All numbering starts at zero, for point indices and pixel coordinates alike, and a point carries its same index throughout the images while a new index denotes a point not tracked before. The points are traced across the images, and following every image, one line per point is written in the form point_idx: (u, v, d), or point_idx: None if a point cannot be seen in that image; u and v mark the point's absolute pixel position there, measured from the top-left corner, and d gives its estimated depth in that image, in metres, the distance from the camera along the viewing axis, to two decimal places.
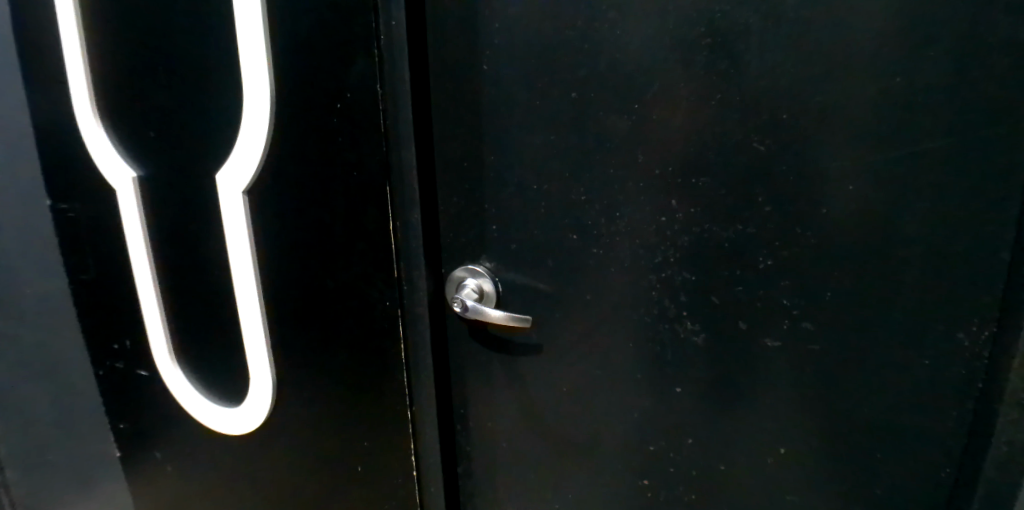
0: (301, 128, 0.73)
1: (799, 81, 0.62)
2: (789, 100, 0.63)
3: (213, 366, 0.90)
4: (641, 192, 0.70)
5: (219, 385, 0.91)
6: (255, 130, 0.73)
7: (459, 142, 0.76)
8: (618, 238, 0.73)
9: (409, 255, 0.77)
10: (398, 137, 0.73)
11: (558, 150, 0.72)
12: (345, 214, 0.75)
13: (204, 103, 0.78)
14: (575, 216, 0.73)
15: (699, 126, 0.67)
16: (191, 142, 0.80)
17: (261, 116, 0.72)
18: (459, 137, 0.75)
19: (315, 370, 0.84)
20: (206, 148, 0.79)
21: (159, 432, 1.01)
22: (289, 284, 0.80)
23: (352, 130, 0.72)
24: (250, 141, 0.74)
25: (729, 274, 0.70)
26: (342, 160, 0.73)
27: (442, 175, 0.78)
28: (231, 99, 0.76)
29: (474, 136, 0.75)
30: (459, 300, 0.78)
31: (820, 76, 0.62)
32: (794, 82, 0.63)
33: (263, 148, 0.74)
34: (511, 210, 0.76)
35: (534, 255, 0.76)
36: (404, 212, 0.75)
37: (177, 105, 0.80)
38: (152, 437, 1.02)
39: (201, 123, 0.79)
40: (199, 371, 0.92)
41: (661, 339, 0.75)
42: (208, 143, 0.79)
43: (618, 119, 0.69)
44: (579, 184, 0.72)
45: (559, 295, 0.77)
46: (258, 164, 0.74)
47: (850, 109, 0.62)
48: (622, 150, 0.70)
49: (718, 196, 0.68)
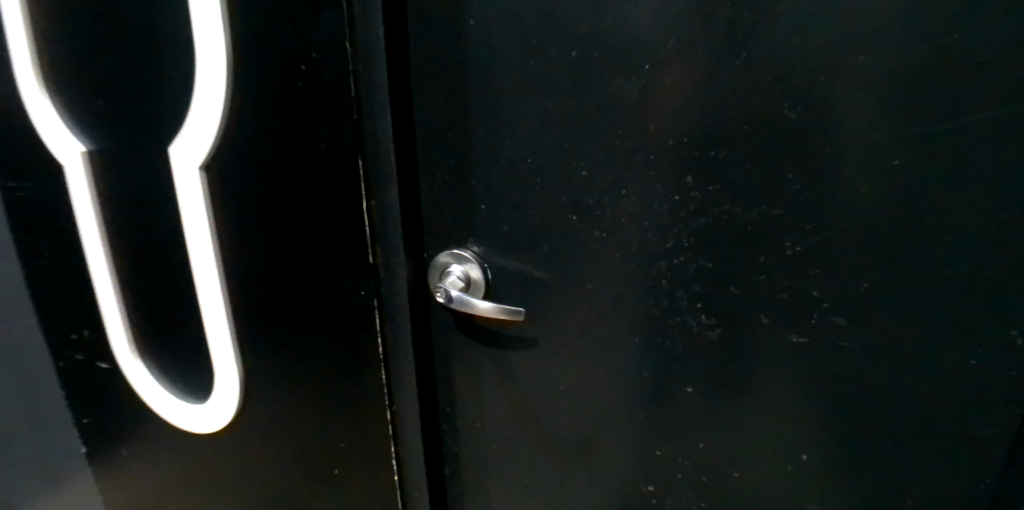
0: (263, 94, 0.62)
1: (841, 36, 0.53)
2: (824, 60, 0.54)
3: (178, 360, 0.82)
4: (650, 167, 0.61)
5: (184, 381, 0.83)
6: (210, 100, 0.61)
7: (444, 111, 0.67)
8: (623, 220, 0.63)
9: (385, 239, 0.69)
10: (372, 107, 0.65)
11: (555, 118, 0.63)
12: (315, 194, 0.66)
13: (156, 67, 0.69)
14: (574, 194, 0.64)
15: (720, 90, 0.57)
16: (143, 111, 0.71)
17: (216, 84, 0.61)
18: (443, 106, 0.66)
19: (287, 370, 0.75)
20: (159, 118, 0.70)
21: (124, 429, 0.93)
22: (255, 275, 0.71)
23: (320, 97, 0.63)
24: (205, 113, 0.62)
25: (750, 262, 0.61)
26: (309, 134, 0.64)
27: (424, 149, 0.69)
28: (184, 62, 0.67)
29: (459, 104, 0.66)
30: (443, 290, 0.68)
31: (863, 32, 0.52)
32: (834, 38, 0.53)
33: (220, 120, 0.63)
34: (502, 187, 0.67)
35: (527, 238, 0.68)
36: (380, 191, 0.68)
37: (126, 69, 0.71)
38: (119, 433, 0.94)
39: (155, 89, 0.70)
40: (163, 365, 0.84)
41: (671, 335, 0.66)
42: (162, 112, 0.70)
43: (624, 83, 0.59)
44: (578, 159, 0.63)
45: (556, 284, 0.69)
46: (215, 139, 0.63)
47: (897, 70, 0.52)
48: (629, 119, 0.60)
49: (739, 172, 0.59)
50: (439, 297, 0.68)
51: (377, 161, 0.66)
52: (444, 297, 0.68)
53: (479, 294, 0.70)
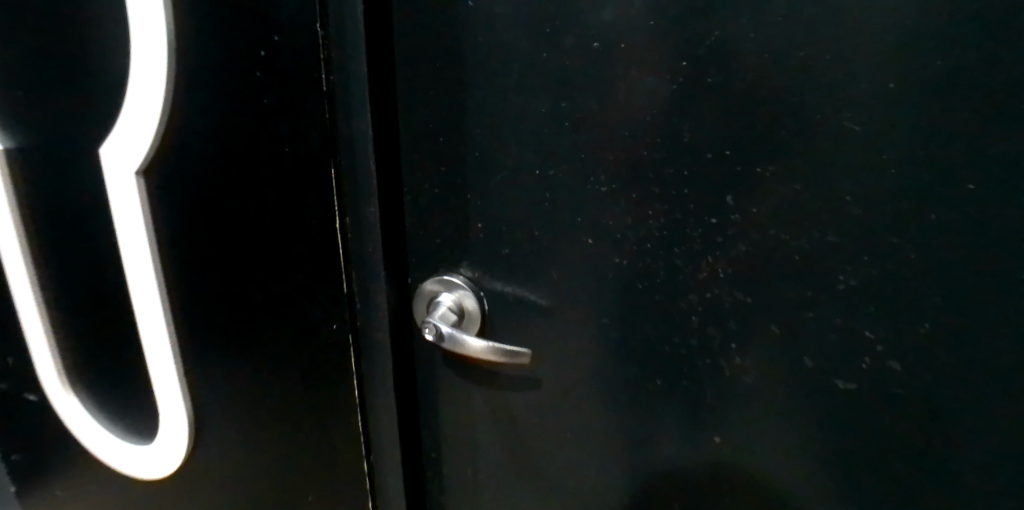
0: (215, 84, 0.51)
1: (932, 28, 0.42)
2: (908, 61, 0.43)
3: (118, 395, 0.70)
4: (684, 183, 0.50)
5: (127, 419, 0.71)
6: (149, 94, 0.51)
7: (434, 111, 0.54)
8: (651, 246, 0.53)
9: (363, 264, 0.57)
10: (348, 105, 0.52)
11: (571, 123, 0.51)
12: (276, 208, 0.55)
13: (76, 48, 0.55)
14: (591, 213, 0.53)
15: (774, 93, 0.46)
16: (64, 103, 0.58)
17: (156, 74, 0.50)
18: (433, 104, 0.54)
19: (242, 408, 0.65)
20: (82, 113, 0.57)
21: (54, 470, 0.80)
22: (206, 298, 0.60)
23: (284, 90, 0.51)
24: (142, 109, 0.52)
25: (797, 296, 0.51)
26: (269, 134, 0.52)
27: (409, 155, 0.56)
28: (109, 41, 0.53)
29: (452, 102, 0.53)
30: (434, 324, 0.56)
31: (963, 26, 0.41)
32: (922, 32, 0.42)
33: (160, 118, 0.52)
34: (503, 203, 0.55)
35: (533, 264, 0.57)
36: (357, 207, 0.55)
37: (38, 50, 0.57)
38: (48, 474, 0.81)
39: (77, 76, 0.56)
40: (102, 399, 0.72)
41: (700, 378, 0.56)
42: (87, 105, 0.57)
43: (658, 82, 0.48)
44: (598, 172, 0.52)
45: (567, 318, 0.58)
46: (154, 141, 0.53)
47: (1004, 74, 0.41)
48: (663, 126, 0.49)
49: (791, 191, 0.49)
50: (429, 333, 0.56)
51: (353, 171, 0.54)
52: (435, 334, 0.56)
53: (473, 329, 0.60)
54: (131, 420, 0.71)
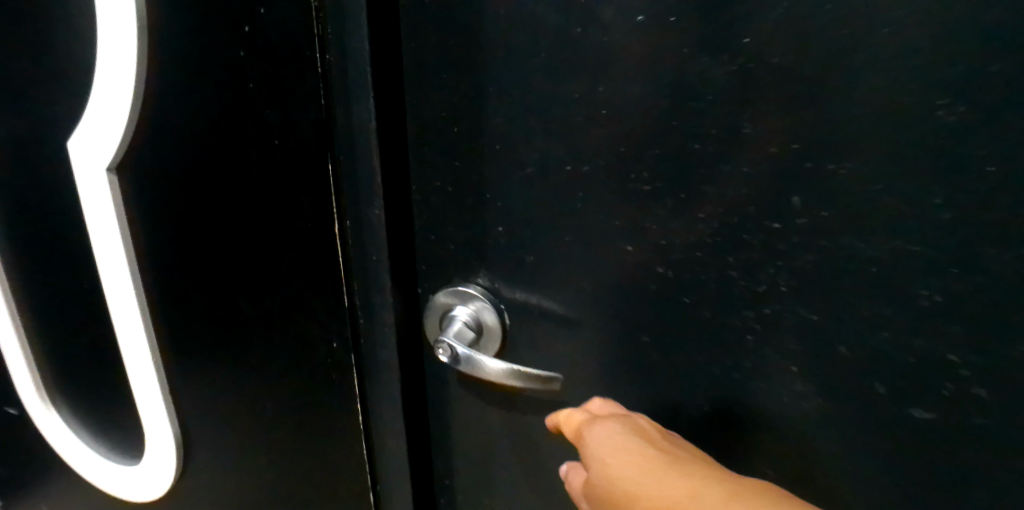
0: (193, 67, 0.44)
1: None
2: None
3: (102, 410, 0.64)
4: (743, 182, 0.42)
5: (114, 436, 0.65)
6: (119, 80, 0.44)
7: (445, 97, 0.46)
8: (701, 255, 0.45)
9: (366, 275, 0.50)
10: (347, 90, 0.44)
11: (608, 111, 0.43)
12: (266, 210, 0.48)
13: (25, 26, 0.47)
14: (631, 216, 0.46)
15: (859, 72, 0.37)
16: (19, 91, 0.50)
17: (127, 57, 0.43)
18: (444, 89, 0.46)
19: (235, 427, 0.59)
20: (40, 99, 0.49)
21: (36, 488, 0.73)
22: (191, 308, 0.54)
23: (273, 75, 0.43)
24: (111, 97, 0.45)
25: (872, 314, 0.43)
26: (256, 126, 0.45)
27: (418, 149, 0.48)
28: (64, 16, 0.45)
29: (466, 86, 0.45)
30: (449, 342, 0.49)
31: None
32: None
33: (133, 108, 0.45)
34: (526, 203, 0.48)
35: (561, 273, 0.49)
36: (358, 210, 0.47)
37: None
38: (29, 492, 0.74)
39: (30, 56, 0.48)
40: (86, 415, 0.65)
41: (753, 404, 0.49)
42: (44, 92, 0.49)
43: (713, 61, 0.40)
44: (638, 168, 0.44)
45: (601, 333, 0.50)
46: (126, 133, 0.46)
47: None
48: (717, 114, 0.41)
49: (871, 191, 0.40)
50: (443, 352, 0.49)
51: (354, 168, 0.46)
52: (449, 354, 0.49)
53: (492, 345, 0.53)
54: (116, 438, 0.65)
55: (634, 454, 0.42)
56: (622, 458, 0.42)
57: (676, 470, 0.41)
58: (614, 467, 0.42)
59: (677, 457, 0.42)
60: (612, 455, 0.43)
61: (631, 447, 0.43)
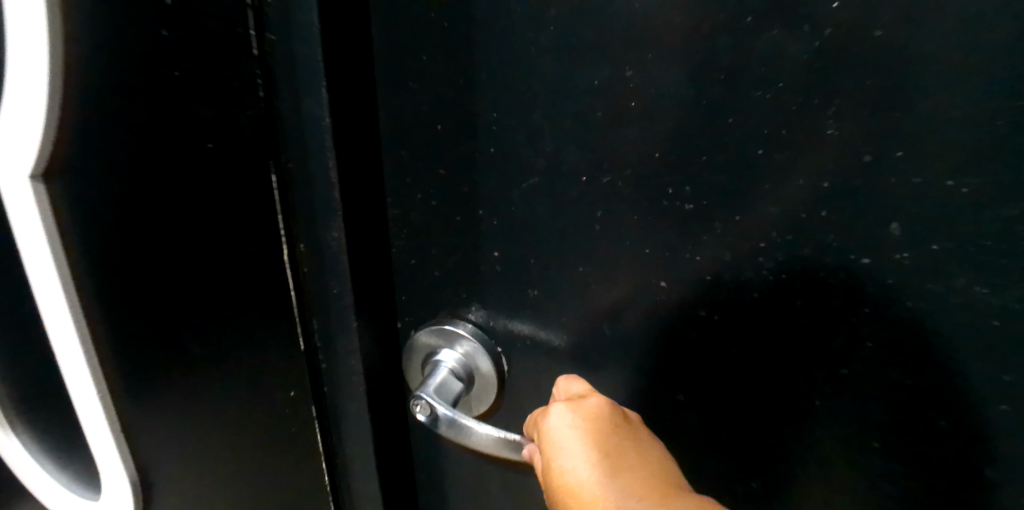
0: (110, 53, 0.34)
1: None
2: None
3: (57, 441, 0.56)
4: (820, 202, 0.31)
5: (78, 469, 0.56)
6: (28, 66, 0.34)
7: (426, 86, 0.36)
8: (758, 296, 0.34)
9: (329, 313, 0.41)
10: (294, 78, 0.34)
11: (636, 104, 0.32)
12: (202, 232, 0.39)
13: None
14: (665, 243, 0.35)
15: (1001, 51, 0.26)
16: None
17: (35, 36, 0.33)
18: (423, 77, 0.36)
19: (201, 470, 0.50)
20: None
21: None
22: (138, 343, 0.45)
23: (199, 64, 0.34)
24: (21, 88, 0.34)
25: (991, 384, 0.31)
26: (185, 126, 0.35)
27: (392, 152, 0.38)
28: None
29: (451, 71, 0.35)
30: (428, 399, 0.40)
31: None
32: None
33: (50, 103, 0.35)
34: (530, 222, 0.37)
35: (573, 310, 0.39)
36: (314, 230, 0.38)
37: None
38: None
39: None
40: (48, 442, 0.57)
41: (816, 483, 0.38)
42: None
43: (784, 36, 0.28)
44: (674, 181, 0.33)
45: (624, 385, 0.40)
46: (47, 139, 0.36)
47: None
48: (787, 110, 0.30)
49: (1006, 217, 0.28)
50: (420, 412, 0.40)
51: (307, 179, 0.37)
52: (428, 414, 0.40)
53: (486, 398, 0.43)
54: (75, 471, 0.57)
55: (581, 457, 0.34)
56: (568, 462, 0.35)
57: (621, 481, 0.33)
58: (557, 468, 0.35)
59: (624, 459, 0.34)
60: (559, 454, 0.35)
61: (581, 446, 0.35)
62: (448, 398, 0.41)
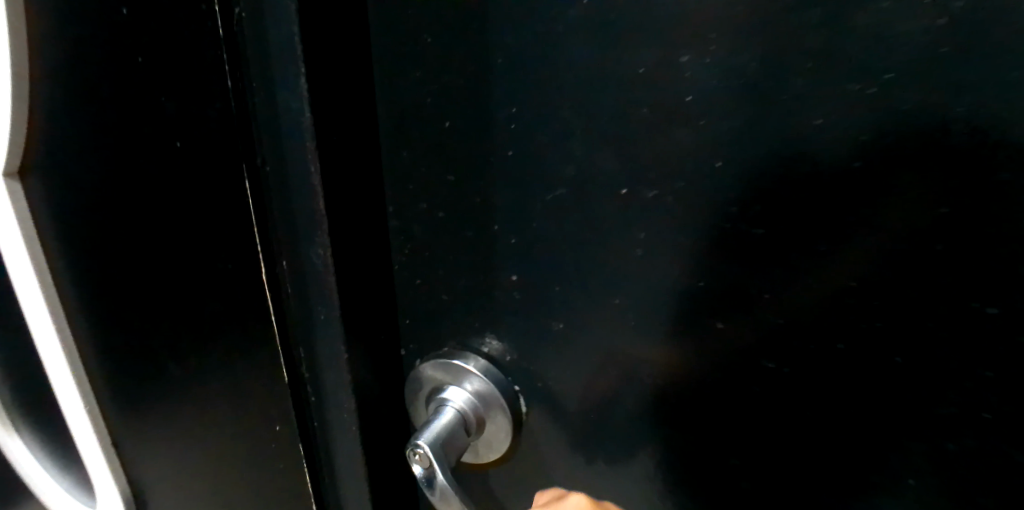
0: (78, 33, 0.30)
1: None
2: None
3: (53, 452, 0.53)
4: (933, 233, 0.23)
5: (76, 481, 0.52)
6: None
7: (429, 78, 0.30)
8: (843, 350, 0.27)
9: (318, 336, 0.35)
10: (269, 64, 0.29)
11: (693, 99, 0.25)
12: (176, 241, 0.34)
13: None
14: (719, 275, 0.28)
15: None
16: None
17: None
18: (427, 65, 0.30)
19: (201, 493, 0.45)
20: None
21: None
22: (125, 355, 0.41)
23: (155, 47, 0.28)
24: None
25: None
26: (151, 121, 0.31)
27: (394, 152, 0.33)
28: None
29: (460, 56, 0.29)
30: (428, 451, 0.33)
31: None
32: None
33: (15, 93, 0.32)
34: (555, 243, 0.31)
35: (603, 347, 0.33)
36: (298, 243, 0.32)
37: None
38: None
39: None
40: (46, 450, 0.53)
41: None
42: None
43: (894, 14, 0.21)
44: (736, 198, 0.26)
45: (662, 441, 0.33)
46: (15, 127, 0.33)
47: None
48: (900, 111, 0.22)
49: None
50: (417, 464, 0.34)
51: (290, 184, 0.31)
52: (426, 467, 0.34)
53: (498, 446, 0.37)
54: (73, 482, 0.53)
55: None
56: None
57: None
58: None
59: None
60: None
61: None
62: (453, 449, 0.34)
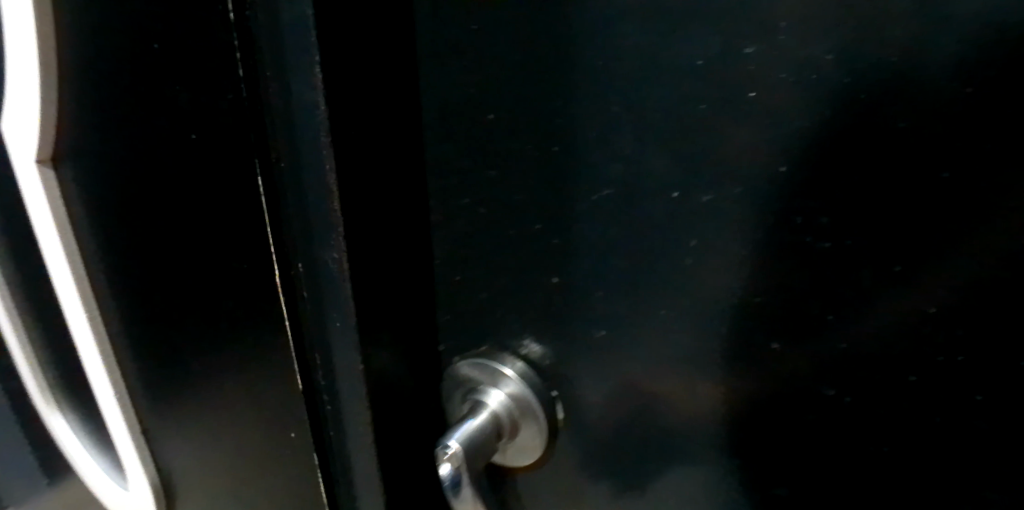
0: (109, 31, 0.30)
1: None
2: None
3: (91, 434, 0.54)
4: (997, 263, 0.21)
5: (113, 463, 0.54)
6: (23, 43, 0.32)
7: (467, 76, 0.29)
8: (914, 382, 0.24)
9: (330, 340, 0.35)
10: (284, 61, 0.28)
11: (755, 95, 0.23)
12: (198, 238, 0.34)
13: None
14: (776, 290, 0.26)
15: None
16: None
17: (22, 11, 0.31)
18: (465, 64, 0.29)
19: (223, 487, 0.45)
20: None
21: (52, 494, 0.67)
22: (155, 347, 0.42)
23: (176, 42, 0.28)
24: (20, 60, 0.32)
25: None
26: (173, 117, 0.30)
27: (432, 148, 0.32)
28: None
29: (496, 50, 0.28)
30: (459, 451, 0.33)
31: None
32: None
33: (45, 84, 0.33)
34: (599, 247, 0.30)
35: (641, 356, 0.31)
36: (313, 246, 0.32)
37: None
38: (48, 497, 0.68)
39: None
40: (86, 433, 0.55)
41: None
42: None
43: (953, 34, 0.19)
44: (788, 204, 0.24)
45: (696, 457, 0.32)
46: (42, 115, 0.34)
47: None
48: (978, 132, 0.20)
49: None
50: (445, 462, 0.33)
51: (305, 188, 0.30)
52: (453, 468, 0.33)
53: (530, 451, 0.37)
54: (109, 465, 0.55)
55: None
56: None
57: None
58: None
59: None
60: None
61: None
62: (482, 452, 0.34)
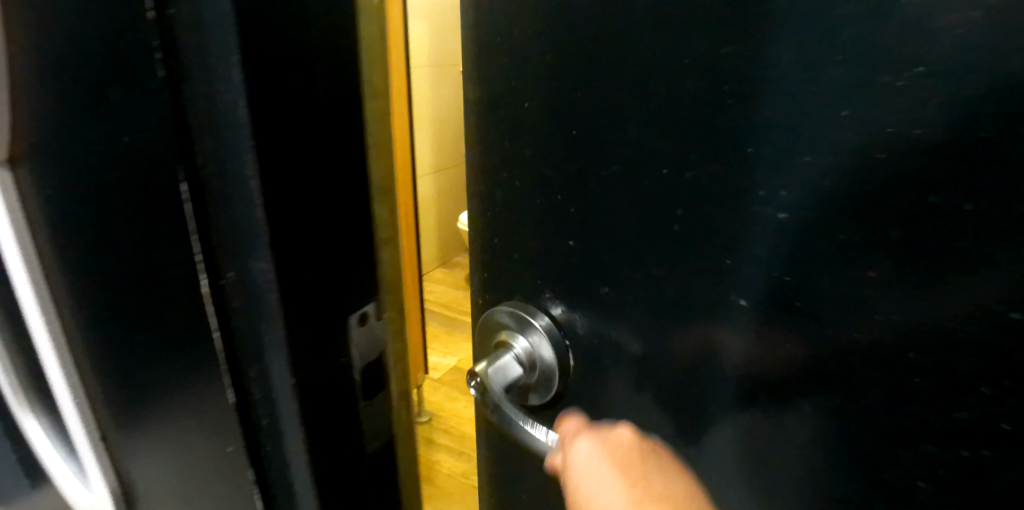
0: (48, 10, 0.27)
1: None
2: None
3: (59, 441, 0.52)
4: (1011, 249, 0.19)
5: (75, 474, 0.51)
6: None
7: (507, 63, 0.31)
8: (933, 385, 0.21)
9: (264, 373, 0.29)
10: (201, 46, 0.23)
11: (768, 70, 0.23)
12: (137, 243, 0.30)
13: None
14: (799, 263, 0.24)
15: None
16: None
17: None
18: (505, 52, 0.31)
19: (182, 504, 0.42)
20: None
21: (35, 492, 0.65)
22: (110, 353, 0.38)
23: (98, 18, 0.25)
24: None
25: None
26: (104, 107, 0.27)
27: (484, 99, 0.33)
28: None
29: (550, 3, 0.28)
30: (485, 378, 0.34)
31: None
32: None
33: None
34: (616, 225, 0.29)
35: (690, 330, 0.28)
36: (238, 260, 0.27)
37: None
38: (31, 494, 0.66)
39: None
40: (53, 439, 0.52)
41: None
42: None
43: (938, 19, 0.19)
44: (834, 167, 0.23)
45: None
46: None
47: None
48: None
49: None
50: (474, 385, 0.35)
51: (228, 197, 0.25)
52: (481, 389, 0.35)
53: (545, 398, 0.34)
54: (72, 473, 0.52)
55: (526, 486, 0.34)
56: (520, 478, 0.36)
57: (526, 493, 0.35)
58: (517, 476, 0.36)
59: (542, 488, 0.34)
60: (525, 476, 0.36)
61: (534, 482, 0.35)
62: (502, 387, 0.34)
